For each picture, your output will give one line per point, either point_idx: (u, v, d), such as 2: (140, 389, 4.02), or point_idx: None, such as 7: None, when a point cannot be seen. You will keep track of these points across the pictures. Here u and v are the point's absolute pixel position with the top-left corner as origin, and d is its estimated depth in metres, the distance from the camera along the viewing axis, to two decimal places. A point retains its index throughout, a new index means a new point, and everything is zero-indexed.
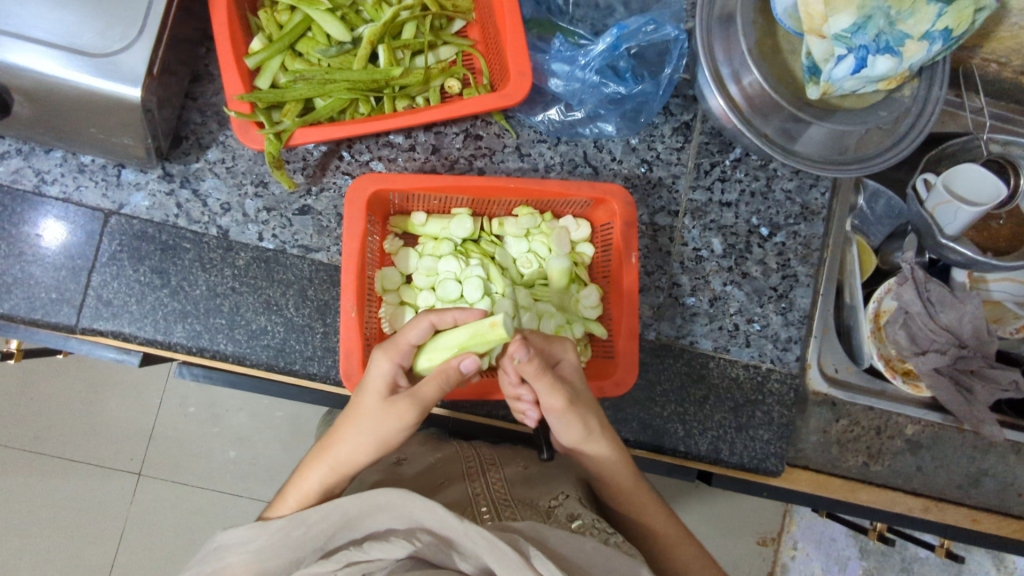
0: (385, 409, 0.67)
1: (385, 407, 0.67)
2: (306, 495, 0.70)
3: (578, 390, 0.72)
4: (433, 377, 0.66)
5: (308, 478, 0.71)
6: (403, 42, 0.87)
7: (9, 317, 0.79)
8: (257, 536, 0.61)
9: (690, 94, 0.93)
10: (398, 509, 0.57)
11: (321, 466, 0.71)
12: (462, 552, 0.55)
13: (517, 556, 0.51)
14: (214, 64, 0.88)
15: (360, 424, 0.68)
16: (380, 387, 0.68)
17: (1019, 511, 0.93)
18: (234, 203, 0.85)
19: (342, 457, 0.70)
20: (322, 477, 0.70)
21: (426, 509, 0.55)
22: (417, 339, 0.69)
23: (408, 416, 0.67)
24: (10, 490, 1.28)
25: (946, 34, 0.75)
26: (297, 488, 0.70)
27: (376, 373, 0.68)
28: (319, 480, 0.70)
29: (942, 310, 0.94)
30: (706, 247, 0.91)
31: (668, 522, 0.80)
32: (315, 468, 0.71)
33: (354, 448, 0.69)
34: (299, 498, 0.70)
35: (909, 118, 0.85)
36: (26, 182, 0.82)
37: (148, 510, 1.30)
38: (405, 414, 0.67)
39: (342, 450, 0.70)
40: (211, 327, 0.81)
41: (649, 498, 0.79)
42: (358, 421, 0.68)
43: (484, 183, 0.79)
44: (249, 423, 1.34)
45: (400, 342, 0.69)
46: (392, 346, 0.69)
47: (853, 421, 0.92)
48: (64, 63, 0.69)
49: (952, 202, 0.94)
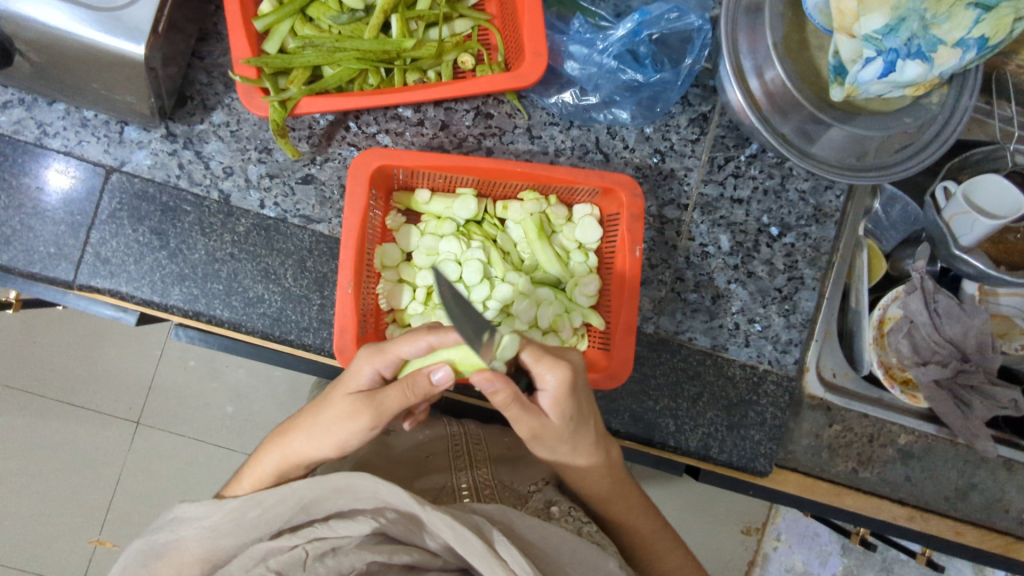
0: (344, 410, 0.62)
1: (346, 408, 0.62)
2: (257, 480, 0.69)
3: (569, 432, 0.64)
4: (399, 385, 0.60)
5: (262, 463, 0.69)
6: (417, 13, 0.84)
7: (7, 269, 0.79)
8: (219, 514, 0.60)
9: (710, 84, 0.91)
10: (363, 492, 0.57)
11: (276, 455, 0.69)
12: (432, 532, 0.57)
13: (481, 544, 0.52)
14: (223, 24, 0.86)
15: (319, 420, 0.65)
16: (351, 387, 0.63)
17: (1005, 527, 0.93)
18: (236, 167, 0.84)
19: (295, 451, 0.67)
20: (275, 462, 0.68)
21: (392, 492, 0.55)
22: (408, 353, 0.61)
23: (362, 422, 0.62)
24: (8, 431, 1.30)
25: (982, 43, 0.72)
26: (253, 472, 0.70)
27: (354, 373, 0.63)
28: (273, 464, 0.69)
29: (948, 322, 0.94)
30: (713, 243, 0.90)
31: (656, 531, 0.78)
32: (271, 452, 0.69)
33: (307, 442, 0.66)
34: (251, 483, 0.69)
35: (935, 125, 0.82)
36: (28, 133, 0.81)
37: (144, 460, 1.32)
38: (360, 419, 0.62)
39: (296, 443, 0.67)
40: (207, 292, 0.81)
41: (636, 505, 0.77)
42: (318, 413, 0.65)
43: (491, 165, 0.77)
44: (247, 380, 1.35)
45: (388, 351, 0.61)
46: (380, 351, 0.62)
47: (847, 427, 0.91)
48: (69, 15, 0.67)
49: (971, 214, 0.92)
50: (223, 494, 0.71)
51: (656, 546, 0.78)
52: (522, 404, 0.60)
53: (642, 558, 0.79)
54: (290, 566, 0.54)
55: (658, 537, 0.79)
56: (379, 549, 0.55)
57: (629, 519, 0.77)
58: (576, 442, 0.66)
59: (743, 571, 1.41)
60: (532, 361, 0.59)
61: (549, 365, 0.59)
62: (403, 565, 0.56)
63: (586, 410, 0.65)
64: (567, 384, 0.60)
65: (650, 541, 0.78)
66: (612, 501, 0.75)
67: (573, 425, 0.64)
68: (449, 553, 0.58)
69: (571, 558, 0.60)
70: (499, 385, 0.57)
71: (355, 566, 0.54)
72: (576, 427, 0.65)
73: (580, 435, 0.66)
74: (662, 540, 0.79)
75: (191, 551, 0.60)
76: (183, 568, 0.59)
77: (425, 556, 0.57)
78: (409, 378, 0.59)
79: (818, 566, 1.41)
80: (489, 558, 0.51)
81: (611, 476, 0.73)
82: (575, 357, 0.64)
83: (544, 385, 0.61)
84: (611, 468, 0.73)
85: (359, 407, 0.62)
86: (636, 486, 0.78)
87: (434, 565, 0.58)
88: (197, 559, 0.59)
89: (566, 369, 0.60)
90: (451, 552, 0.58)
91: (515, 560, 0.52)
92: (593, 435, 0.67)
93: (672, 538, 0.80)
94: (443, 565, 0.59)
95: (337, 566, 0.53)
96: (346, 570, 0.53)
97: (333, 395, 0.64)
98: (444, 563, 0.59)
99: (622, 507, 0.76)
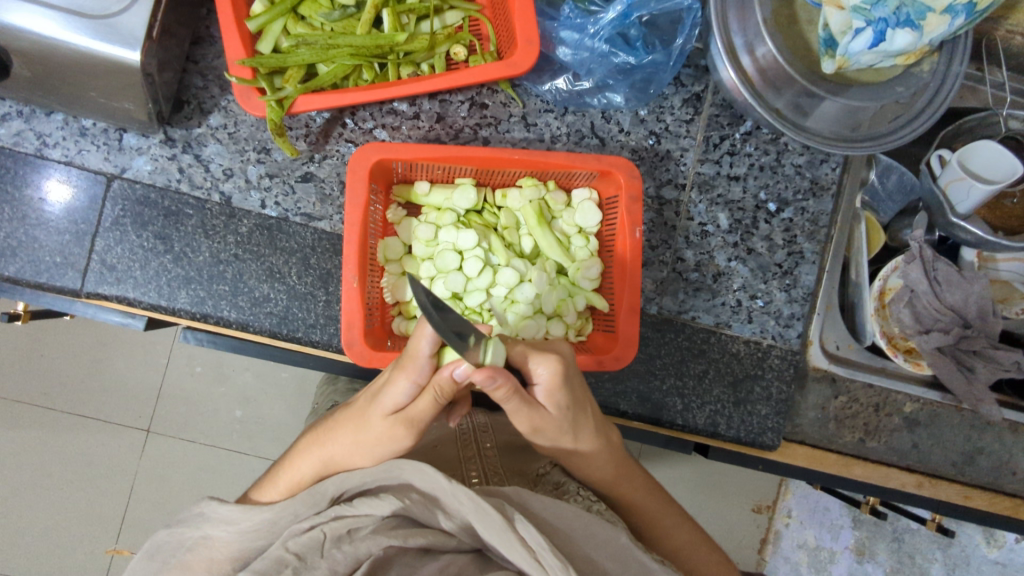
0: (385, 428, 0.64)
1: (386, 420, 0.63)
2: (296, 484, 0.70)
3: (568, 421, 0.65)
4: (429, 394, 0.59)
5: (300, 468, 0.70)
6: (408, 7, 0.84)
7: (16, 281, 0.80)
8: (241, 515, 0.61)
9: (702, 64, 0.91)
10: (392, 472, 0.60)
11: (313, 460, 0.69)
12: (447, 511, 0.58)
13: (501, 518, 0.53)
14: (215, 27, 0.86)
15: (359, 436, 0.65)
16: (388, 405, 0.62)
17: (1012, 489, 0.94)
18: (236, 168, 0.85)
19: (337, 459, 0.68)
20: (315, 471, 0.69)
21: (418, 471, 0.58)
22: (430, 351, 0.58)
23: (406, 435, 0.64)
24: (22, 443, 1.31)
25: (969, 8, 0.72)
26: (290, 477, 0.71)
27: (391, 390, 0.61)
28: (312, 471, 0.70)
29: (949, 290, 0.95)
30: (711, 222, 0.90)
31: (663, 506, 0.80)
32: (308, 459, 0.70)
33: (349, 454, 0.67)
34: (289, 486, 0.71)
35: (928, 93, 0.83)
36: (28, 144, 0.82)
37: (157, 467, 1.33)
38: (402, 435, 0.64)
39: (336, 454, 0.68)
40: (214, 293, 0.82)
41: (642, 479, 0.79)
42: (359, 430, 0.65)
43: (489, 155, 0.78)
44: (254, 383, 1.36)
45: (416, 361, 0.59)
46: (409, 361, 0.59)
47: (852, 398, 0.92)
48: (63, 26, 0.68)
49: (965, 179, 0.92)
50: (257, 498, 0.72)
51: (662, 521, 0.79)
52: (523, 393, 0.60)
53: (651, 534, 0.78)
54: (309, 548, 0.55)
55: (663, 514, 0.79)
56: (394, 533, 0.55)
57: (636, 495, 0.78)
58: (577, 427, 0.67)
59: (756, 548, 1.43)
60: (523, 355, 0.61)
61: (539, 357, 0.61)
62: (419, 548, 0.57)
63: (582, 397, 0.66)
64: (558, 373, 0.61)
65: (656, 514, 0.79)
66: (617, 481, 0.76)
67: (570, 412, 0.65)
68: (464, 533, 0.58)
69: (583, 532, 0.60)
70: (500, 379, 0.56)
71: (372, 552, 0.54)
72: (573, 413, 0.65)
73: (580, 424, 0.67)
74: (666, 512, 0.79)
75: (222, 547, 0.61)
76: (213, 564, 0.61)
77: (440, 537, 0.57)
78: (434, 384, 0.59)
79: (830, 540, 1.42)
80: (508, 534, 0.52)
81: (614, 458, 0.75)
82: (563, 349, 0.65)
83: (537, 379, 0.62)
84: (613, 445, 0.74)
85: (402, 424, 0.63)
86: (637, 465, 0.80)
87: (450, 545, 0.58)
88: (227, 555, 0.61)
89: (556, 361, 0.61)
90: (466, 532, 0.58)
91: (533, 537, 0.52)
92: (593, 417, 0.68)
93: (676, 511, 0.81)
94: (457, 547, 0.58)
95: (353, 553, 0.54)
96: (364, 556, 0.54)
97: (372, 413, 0.64)
98: (459, 543, 0.58)
99: (629, 483, 0.77)
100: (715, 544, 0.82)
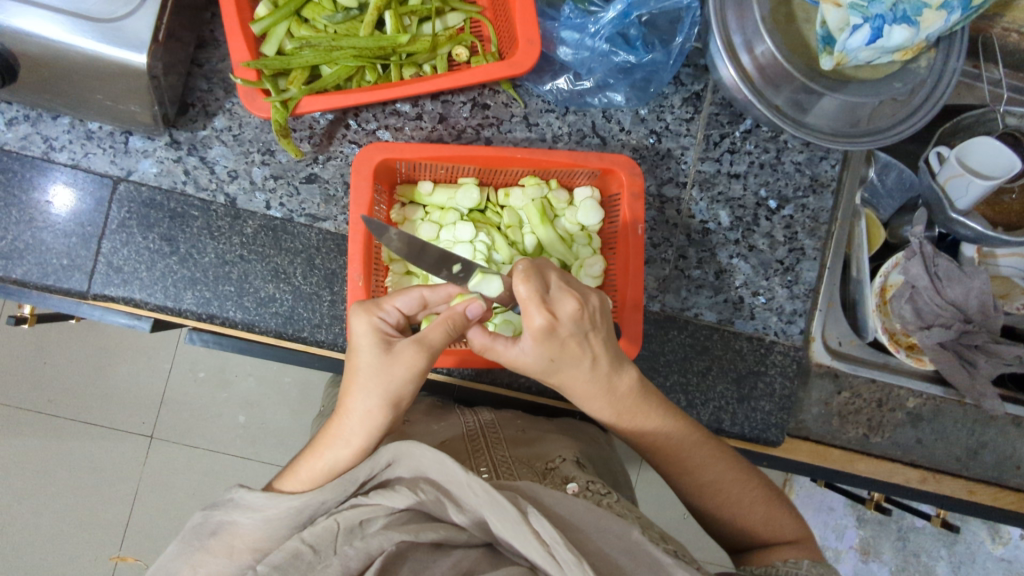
0: (387, 365, 0.63)
1: (393, 368, 0.63)
2: (320, 474, 0.65)
3: (554, 369, 0.67)
4: (439, 323, 0.64)
5: (322, 457, 0.66)
6: (410, 8, 0.86)
7: (22, 283, 0.80)
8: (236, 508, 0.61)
9: (701, 64, 0.92)
10: (404, 459, 0.60)
11: (341, 448, 0.66)
12: (458, 505, 0.58)
13: (515, 511, 0.54)
14: (219, 30, 0.87)
15: (363, 385, 0.64)
16: (371, 347, 0.64)
17: (1016, 484, 0.94)
18: (241, 170, 0.85)
19: (355, 436, 0.65)
20: (340, 457, 0.66)
21: (434, 460, 0.58)
22: (403, 306, 0.67)
23: (414, 366, 0.64)
24: (26, 451, 1.32)
25: (964, 4, 0.73)
26: (310, 466, 0.66)
27: (359, 336, 0.64)
28: (334, 458, 0.66)
29: (950, 285, 0.95)
30: (713, 219, 0.91)
31: (689, 445, 0.73)
32: (330, 447, 0.66)
33: (367, 428, 0.65)
34: (314, 475, 0.65)
35: (925, 88, 0.84)
36: (35, 148, 0.83)
37: (161, 472, 1.33)
38: (416, 366, 0.64)
39: (353, 422, 0.65)
40: (220, 294, 0.82)
41: (661, 422, 0.73)
42: (359, 380, 0.64)
43: (491, 154, 0.79)
44: (258, 388, 1.37)
45: (383, 305, 0.66)
46: (371, 304, 0.66)
47: (855, 393, 0.93)
48: (69, 29, 0.69)
49: (964, 175, 0.93)
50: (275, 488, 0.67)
51: (690, 463, 0.73)
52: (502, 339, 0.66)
53: (677, 472, 0.75)
54: (323, 539, 0.56)
55: (691, 452, 0.73)
56: (406, 528, 0.56)
57: (655, 436, 0.73)
58: (566, 378, 0.68)
59: None
60: (523, 299, 0.61)
61: (534, 308, 0.61)
62: (431, 543, 0.57)
63: (575, 356, 0.66)
64: (549, 325, 0.62)
65: (680, 453, 0.73)
66: (632, 417, 0.72)
67: (558, 365, 0.66)
68: (475, 528, 0.58)
69: (595, 528, 0.60)
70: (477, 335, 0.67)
71: (383, 547, 0.55)
72: (562, 364, 0.66)
73: (568, 373, 0.67)
74: (694, 454, 0.73)
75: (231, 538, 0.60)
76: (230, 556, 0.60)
77: (451, 532, 0.57)
78: (448, 316, 0.63)
79: (835, 540, 1.42)
80: (522, 526, 0.53)
81: (616, 403, 0.71)
82: (567, 309, 0.62)
83: (527, 323, 0.62)
84: (615, 395, 0.70)
85: (406, 355, 0.63)
86: (663, 403, 0.73)
87: (460, 540, 0.58)
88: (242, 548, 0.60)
89: (551, 317, 0.62)
90: (478, 527, 0.58)
91: (546, 530, 0.52)
92: (586, 375, 0.68)
93: (713, 450, 0.74)
94: (468, 541, 0.59)
95: (365, 548, 0.55)
96: (376, 551, 0.55)
97: (358, 361, 0.64)
98: (470, 537, 0.59)
99: (646, 421, 0.72)
100: (758, 484, 0.74)
